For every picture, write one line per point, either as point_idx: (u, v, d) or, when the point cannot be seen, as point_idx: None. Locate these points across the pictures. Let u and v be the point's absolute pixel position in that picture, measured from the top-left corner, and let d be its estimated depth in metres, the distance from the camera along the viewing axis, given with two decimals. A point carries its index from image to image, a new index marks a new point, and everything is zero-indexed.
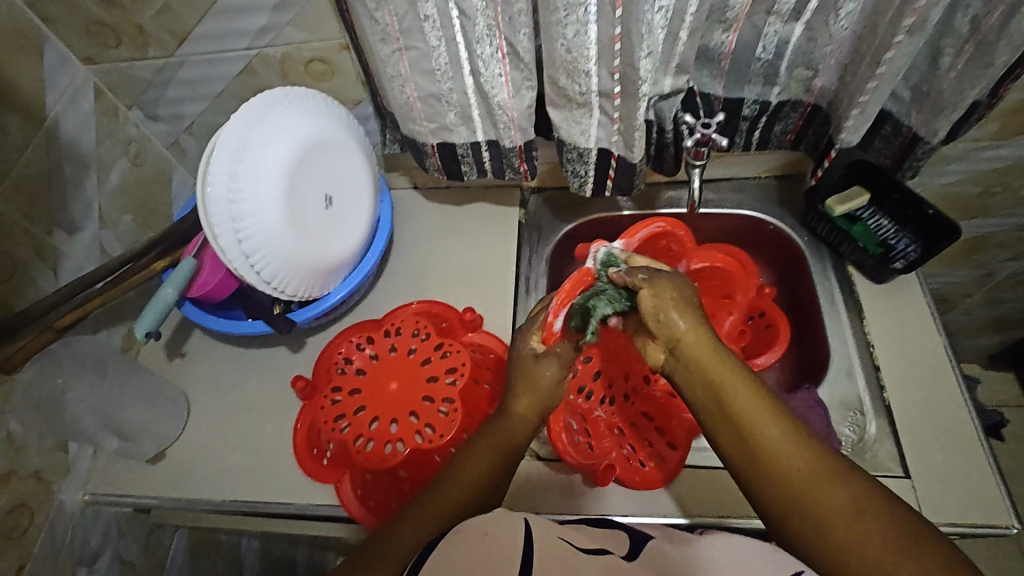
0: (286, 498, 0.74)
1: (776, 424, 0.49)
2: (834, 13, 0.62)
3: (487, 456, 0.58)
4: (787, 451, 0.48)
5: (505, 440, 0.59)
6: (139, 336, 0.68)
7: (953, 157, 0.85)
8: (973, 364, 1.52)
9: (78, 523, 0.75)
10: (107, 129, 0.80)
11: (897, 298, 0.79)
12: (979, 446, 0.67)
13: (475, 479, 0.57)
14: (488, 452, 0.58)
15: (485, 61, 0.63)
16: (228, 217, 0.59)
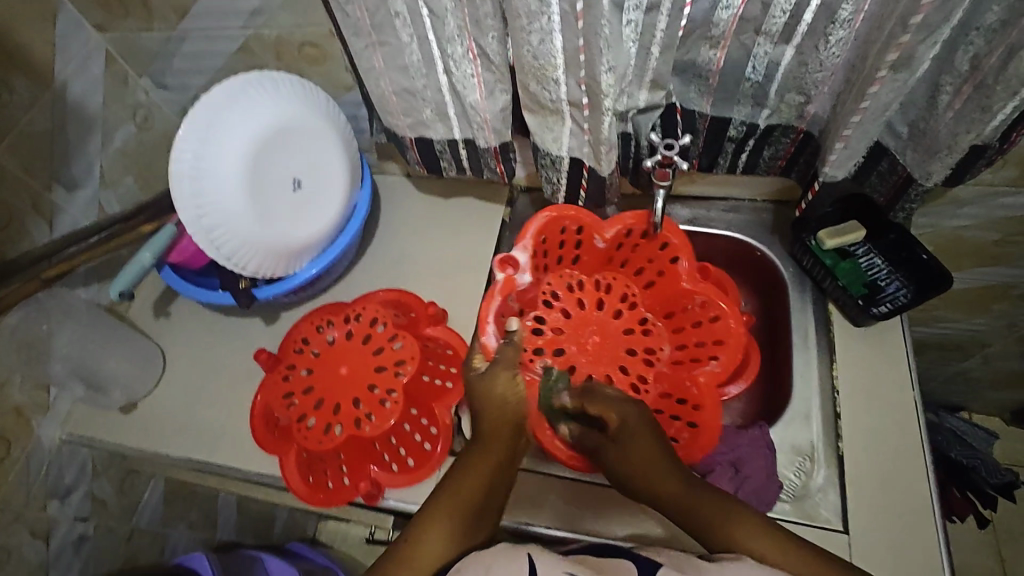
0: (239, 462, 0.78)
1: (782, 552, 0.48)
2: (824, 39, 0.58)
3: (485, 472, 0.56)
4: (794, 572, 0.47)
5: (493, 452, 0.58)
6: (112, 296, 0.72)
7: (968, 199, 0.79)
8: (994, 416, 1.43)
9: (53, 459, 0.81)
10: (115, 95, 0.84)
11: (876, 344, 0.75)
12: (931, 516, 0.65)
13: (475, 485, 0.55)
14: (490, 460, 0.57)
15: (457, 61, 0.64)
16: (190, 193, 0.62)
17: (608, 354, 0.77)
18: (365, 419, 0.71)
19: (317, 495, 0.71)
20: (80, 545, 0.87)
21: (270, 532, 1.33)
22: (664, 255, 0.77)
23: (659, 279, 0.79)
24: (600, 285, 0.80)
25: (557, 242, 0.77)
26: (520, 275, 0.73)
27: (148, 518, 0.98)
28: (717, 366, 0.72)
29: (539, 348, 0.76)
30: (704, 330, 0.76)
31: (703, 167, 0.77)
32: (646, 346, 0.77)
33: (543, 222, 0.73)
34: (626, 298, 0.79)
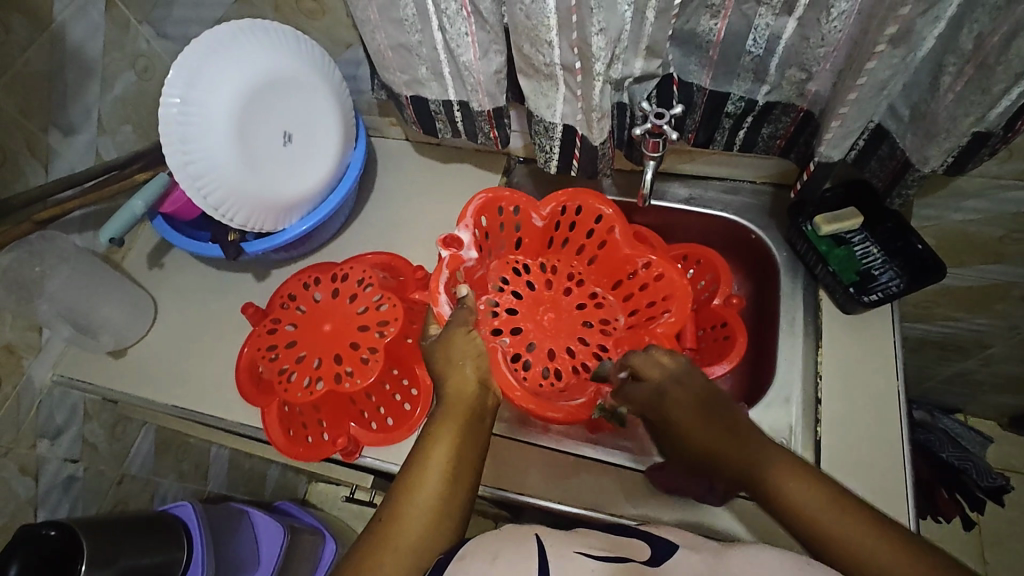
0: (223, 413, 0.80)
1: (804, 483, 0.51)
2: (826, 12, 0.56)
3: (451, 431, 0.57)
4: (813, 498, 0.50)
5: (465, 410, 0.59)
6: (104, 239, 0.74)
7: (972, 191, 0.77)
8: (990, 419, 1.41)
9: (44, 399, 0.82)
10: (117, 42, 0.82)
11: (864, 332, 0.74)
12: (906, 505, 0.64)
13: (448, 445, 0.56)
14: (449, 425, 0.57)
15: (451, 17, 0.63)
16: (177, 138, 0.62)
17: (564, 327, 0.80)
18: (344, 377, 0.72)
19: (295, 447, 0.72)
20: (69, 485, 0.88)
21: (260, 488, 1.36)
22: (601, 228, 0.78)
23: (600, 253, 0.80)
24: (546, 268, 0.82)
25: (496, 226, 0.77)
26: (467, 254, 0.71)
27: (138, 464, 1.01)
28: (669, 319, 0.73)
29: (495, 328, 0.77)
30: (652, 292, 0.77)
31: (699, 142, 0.75)
32: (597, 315, 0.81)
33: (479, 203, 0.73)
34: (572, 277, 0.83)
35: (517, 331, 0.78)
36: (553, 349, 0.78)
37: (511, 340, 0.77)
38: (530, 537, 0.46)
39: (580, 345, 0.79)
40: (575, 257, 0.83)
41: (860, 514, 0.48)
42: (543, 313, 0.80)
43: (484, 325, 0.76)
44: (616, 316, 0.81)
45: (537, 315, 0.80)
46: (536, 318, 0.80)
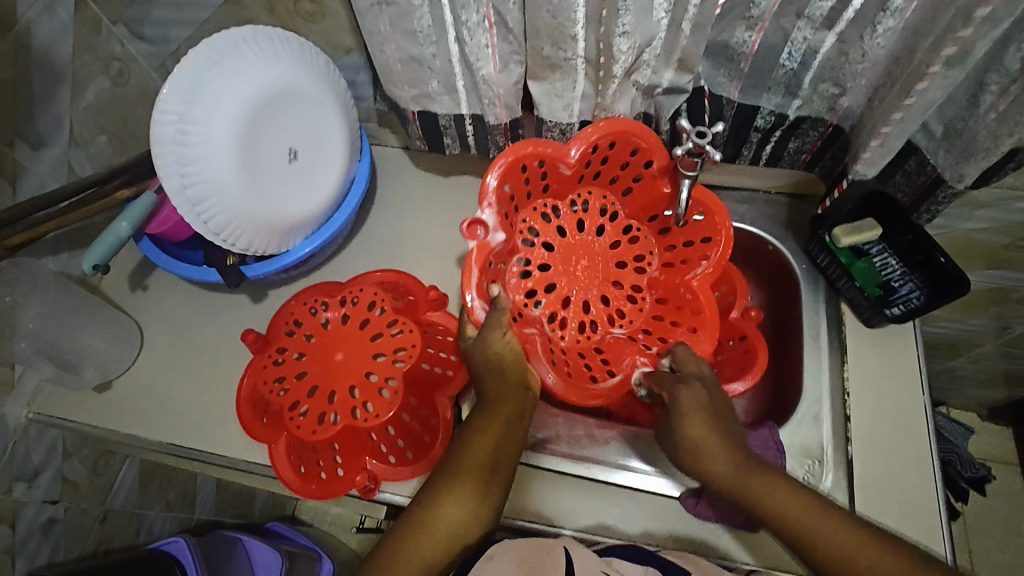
0: (222, 449, 0.74)
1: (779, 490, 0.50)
2: (871, 28, 0.54)
3: (494, 430, 0.56)
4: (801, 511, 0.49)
5: (508, 416, 0.57)
6: (86, 268, 0.67)
7: (985, 202, 0.77)
8: (970, 412, 1.46)
9: (19, 439, 0.75)
10: (88, 44, 0.74)
11: (887, 346, 0.73)
12: (938, 523, 0.64)
13: (489, 442, 0.55)
14: (490, 424, 0.57)
15: (471, 29, 0.58)
16: (174, 160, 0.56)
17: (598, 274, 0.76)
18: (361, 408, 0.67)
19: (308, 485, 0.66)
20: (49, 529, 0.81)
21: (249, 509, 1.30)
22: (636, 159, 0.70)
23: (635, 185, 0.74)
24: (579, 204, 0.75)
25: (520, 184, 0.68)
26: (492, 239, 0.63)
27: (122, 498, 0.94)
28: (707, 270, 0.69)
29: (529, 289, 0.71)
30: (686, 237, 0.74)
31: (726, 156, 0.73)
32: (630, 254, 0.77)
33: (504, 165, 0.63)
34: (605, 211, 0.76)
35: (548, 292, 0.73)
36: (590, 300, 0.75)
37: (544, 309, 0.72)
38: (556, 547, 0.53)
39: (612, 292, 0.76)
40: (608, 188, 0.76)
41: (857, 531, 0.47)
42: (575, 261, 0.75)
43: (517, 291, 0.70)
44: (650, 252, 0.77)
45: (569, 267, 0.75)
46: (567, 273, 0.75)
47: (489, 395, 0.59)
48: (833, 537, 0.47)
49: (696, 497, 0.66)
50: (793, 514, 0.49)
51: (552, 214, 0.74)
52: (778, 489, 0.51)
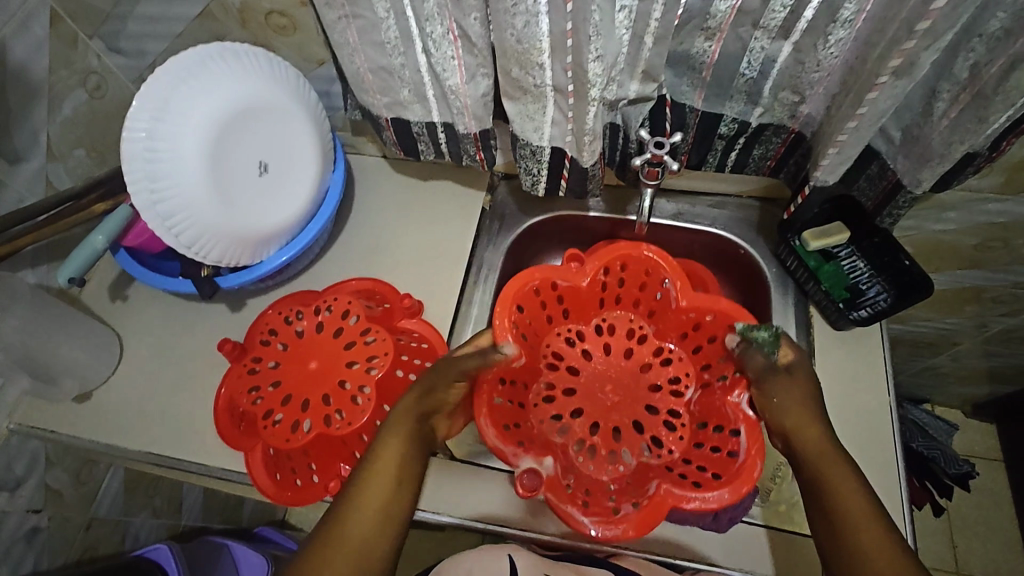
0: (201, 457, 0.75)
1: (856, 495, 0.53)
2: (823, 39, 0.56)
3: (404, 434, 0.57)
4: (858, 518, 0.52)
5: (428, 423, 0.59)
6: (61, 281, 0.67)
7: (951, 204, 0.78)
8: (954, 409, 1.48)
9: (1, 450, 0.76)
10: (64, 59, 0.76)
11: (854, 347, 0.74)
12: (901, 521, 0.66)
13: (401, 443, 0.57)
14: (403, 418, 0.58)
15: (436, 41, 0.59)
16: (143, 176, 0.57)
17: (630, 379, 0.76)
18: (335, 417, 0.68)
19: (284, 492, 0.68)
20: (32, 538, 0.82)
21: (237, 515, 1.31)
22: (546, 290, 0.75)
23: (567, 296, 0.77)
24: (551, 360, 0.76)
25: (497, 414, 0.68)
26: (523, 466, 0.64)
27: (107, 506, 0.95)
28: (677, 291, 0.73)
29: (608, 438, 0.72)
30: (634, 280, 0.78)
31: (692, 163, 0.74)
32: (622, 339, 0.78)
33: (483, 377, 0.66)
34: (567, 340, 0.78)
35: (618, 436, 0.72)
36: (654, 402, 0.74)
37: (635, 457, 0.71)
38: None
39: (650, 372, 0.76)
40: (550, 326, 0.78)
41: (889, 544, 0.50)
42: (605, 389, 0.75)
43: (603, 447, 0.71)
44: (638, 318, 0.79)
45: (603, 401, 0.75)
46: (612, 411, 0.74)
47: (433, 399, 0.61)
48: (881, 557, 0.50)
49: None
50: (852, 513, 0.53)
51: (545, 387, 0.75)
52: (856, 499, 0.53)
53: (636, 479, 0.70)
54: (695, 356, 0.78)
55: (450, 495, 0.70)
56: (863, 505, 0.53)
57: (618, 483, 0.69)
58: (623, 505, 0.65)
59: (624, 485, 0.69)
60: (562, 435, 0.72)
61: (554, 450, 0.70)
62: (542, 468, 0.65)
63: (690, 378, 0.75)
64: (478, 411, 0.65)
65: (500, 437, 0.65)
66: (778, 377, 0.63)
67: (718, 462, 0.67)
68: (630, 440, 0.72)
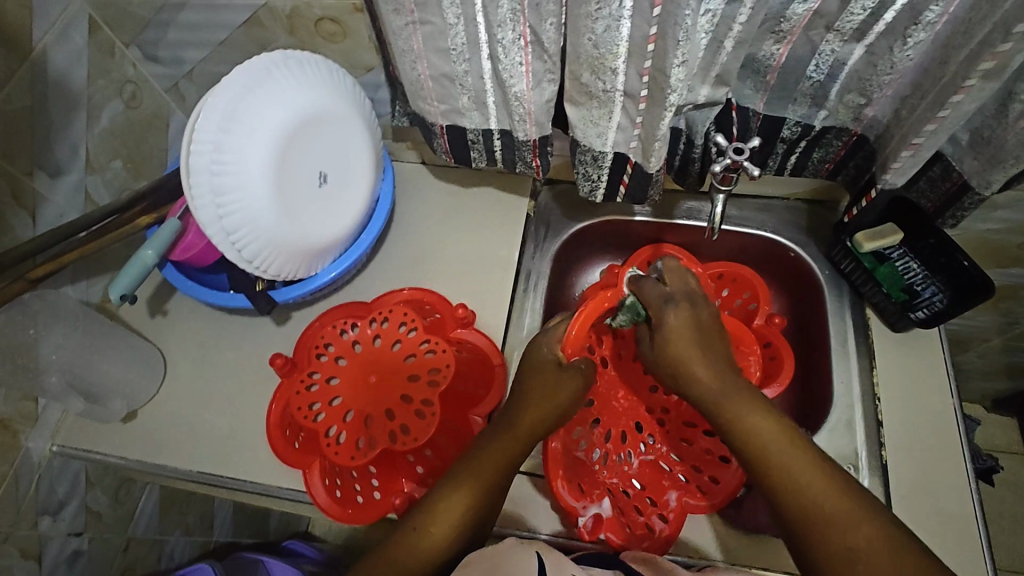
0: (253, 475, 0.73)
1: (795, 457, 0.53)
2: (902, 40, 0.54)
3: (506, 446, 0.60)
4: (811, 488, 0.51)
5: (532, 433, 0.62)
6: (113, 298, 0.65)
7: (1002, 203, 0.78)
8: (976, 404, 1.48)
9: (44, 472, 0.74)
10: (102, 68, 0.74)
11: (913, 349, 0.74)
12: (975, 523, 0.64)
13: (501, 464, 0.59)
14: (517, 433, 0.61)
15: (505, 47, 0.57)
16: (209, 189, 0.55)
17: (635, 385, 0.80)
18: (399, 432, 0.67)
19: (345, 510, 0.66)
20: (74, 561, 0.80)
21: (264, 528, 1.28)
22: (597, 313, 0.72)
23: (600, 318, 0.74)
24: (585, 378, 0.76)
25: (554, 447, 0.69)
26: (588, 511, 0.65)
27: (144, 525, 0.92)
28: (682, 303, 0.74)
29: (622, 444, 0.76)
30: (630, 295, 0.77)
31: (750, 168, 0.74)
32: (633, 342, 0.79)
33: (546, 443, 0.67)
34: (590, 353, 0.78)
35: (624, 438, 0.77)
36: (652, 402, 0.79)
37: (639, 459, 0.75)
38: (528, 551, 0.55)
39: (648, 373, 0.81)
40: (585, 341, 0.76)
41: (855, 511, 0.50)
42: (616, 396, 0.79)
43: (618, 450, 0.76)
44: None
45: (614, 408, 0.79)
46: (623, 416, 0.79)
47: (515, 419, 0.62)
48: (811, 495, 0.51)
49: (736, 509, 0.68)
50: (804, 490, 0.51)
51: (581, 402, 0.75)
52: (804, 464, 0.53)
53: (648, 481, 0.73)
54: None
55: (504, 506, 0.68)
56: (815, 477, 0.52)
57: (634, 486, 0.72)
58: (652, 519, 0.67)
59: (639, 483, 0.72)
60: (585, 447, 0.74)
61: (586, 463, 0.72)
62: (600, 509, 0.66)
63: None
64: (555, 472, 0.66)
65: (570, 492, 0.66)
66: (673, 308, 0.63)
67: (710, 464, 0.71)
68: (634, 443, 0.77)
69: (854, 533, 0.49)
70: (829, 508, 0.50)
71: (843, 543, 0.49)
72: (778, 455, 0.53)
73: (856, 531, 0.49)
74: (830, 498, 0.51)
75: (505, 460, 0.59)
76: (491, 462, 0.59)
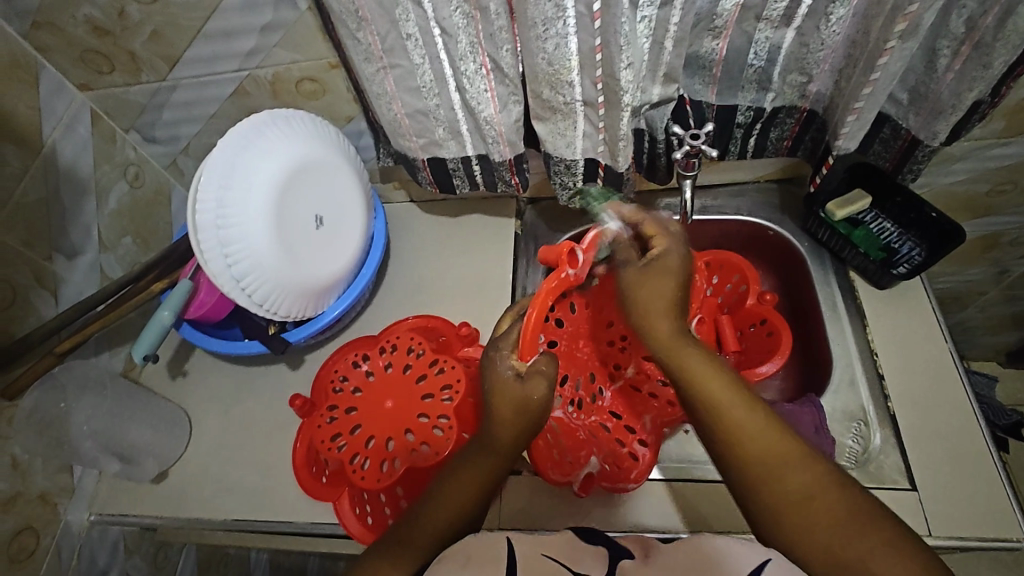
0: (287, 516, 0.75)
1: (749, 413, 0.52)
2: (825, 18, 0.60)
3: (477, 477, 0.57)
4: (755, 437, 0.50)
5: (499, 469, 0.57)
6: (137, 359, 0.69)
7: (959, 155, 0.83)
8: (990, 362, 1.48)
9: (84, 543, 0.76)
10: (106, 154, 0.80)
11: (902, 303, 0.77)
12: (990, 457, 0.66)
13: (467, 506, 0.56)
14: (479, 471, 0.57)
15: (470, 77, 0.63)
16: (216, 243, 0.60)
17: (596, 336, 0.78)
18: (420, 450, 0.70)
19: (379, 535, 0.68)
20: None
21: None
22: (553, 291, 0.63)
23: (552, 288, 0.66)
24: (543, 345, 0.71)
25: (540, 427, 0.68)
26: (577, 476, 0.68)
27: None
28: None
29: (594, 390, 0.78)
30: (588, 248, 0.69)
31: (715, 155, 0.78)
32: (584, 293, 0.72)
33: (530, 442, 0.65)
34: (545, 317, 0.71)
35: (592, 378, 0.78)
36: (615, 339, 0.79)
37: (610, 389, 0.79)
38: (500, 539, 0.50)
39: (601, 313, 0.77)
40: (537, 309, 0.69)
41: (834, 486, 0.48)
42: (579, 344, 0.77)
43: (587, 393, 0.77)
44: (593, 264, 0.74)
45: (575, 355, 0.77)
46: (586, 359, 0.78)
47: (492, 440, 0.57)
48: (762, 450, 0.50)
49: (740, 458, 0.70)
50: (757, 452, 0.50)
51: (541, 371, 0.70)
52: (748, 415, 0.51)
53: (623, 408, 0.77)
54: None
55: (507, 504, 0.70)
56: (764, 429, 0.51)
57: (612, 418, 0.76)
58: (634, 448, 0.71)
59: (615, 414, 0.76)
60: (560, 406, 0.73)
61: (566, 424, 0.73)
62: (590, 469, 0.68)
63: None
64: (542, 464, 0.67)
65: (556, 472, 0.68)
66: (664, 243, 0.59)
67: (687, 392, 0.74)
68: (602, 377, 0.79)
69: (816, 506, 0.48)
70: (772, 452, 0.50)
71: (791, 491, 0.48)
72: (724, 408, 0.52)
73: (807, 476, 0.49)
74: (801, 472, 0.49)
75: (453, 517, 0.55)
76: (456, 494, 0.56)
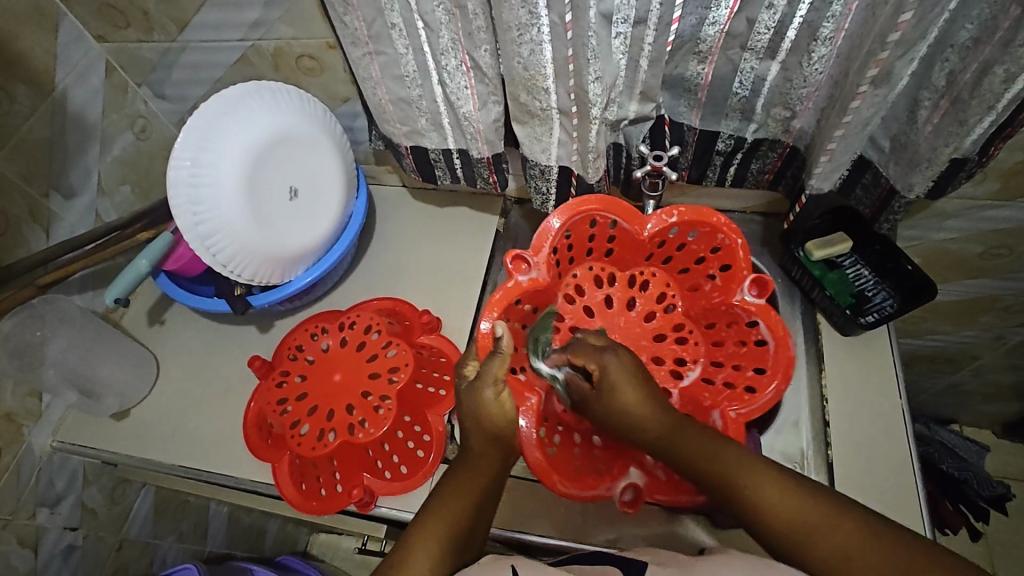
0: (230, 470, 0.78)
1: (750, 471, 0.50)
2: (807, 56, 0.59)
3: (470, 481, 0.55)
4: (773, 495, 0.48)
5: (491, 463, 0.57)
6: (109, 301, 0.73)
7: (951, 212, 0.81)
8: (985, 430, 1.43)
9: (44, 466, 0.81)
10: (115, 105, 0.85)
11: (863, 352, 0.76)
12: (920, 522, 0.66)
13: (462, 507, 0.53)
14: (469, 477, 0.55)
15: (451, 72, 0.65)
16: (187, 199, 0.63)
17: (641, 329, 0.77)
18: (358, 425, 0.71)
19: (309, 501, 0.71)
20: (69, 555, 0.86)
21: (260, 545, 1.31)
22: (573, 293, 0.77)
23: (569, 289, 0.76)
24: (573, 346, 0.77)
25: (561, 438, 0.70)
26: (616, 489, 0.65)
27: (138, 528, 0.97)
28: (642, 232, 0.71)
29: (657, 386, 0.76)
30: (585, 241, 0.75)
31: (693, 178, 0.78)
32: (594, 296, 0.77)
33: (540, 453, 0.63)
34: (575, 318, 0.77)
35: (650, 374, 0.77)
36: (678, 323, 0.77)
37: (678, 389, 0.73)
38: (504, 565, 0.47)
39: (632, 314, 0.77)
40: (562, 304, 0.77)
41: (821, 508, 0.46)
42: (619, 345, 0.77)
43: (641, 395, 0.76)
44: (602, 267, 0.78)
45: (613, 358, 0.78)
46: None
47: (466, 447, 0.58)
48: (793, 512, 0.46)
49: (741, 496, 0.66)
50: (750, 492, 0.49)
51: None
52: (768, 482, 0.48)
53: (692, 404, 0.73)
54: (680, 275, 0.78)
55: None
56: (789, 493, 0.47)
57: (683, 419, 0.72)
58: None
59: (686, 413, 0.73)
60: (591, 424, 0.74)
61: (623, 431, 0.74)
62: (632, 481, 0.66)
63: (672, 290, 0.78)
64: (548, 479, 0.62)
65: (584, 489, 0.64)
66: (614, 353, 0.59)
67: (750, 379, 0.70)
68: (664, 376, 0.74)
69: (852, 555, 0.43)
70: (796, 514, 0.46)
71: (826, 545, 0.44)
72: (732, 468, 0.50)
73: (829, 529, 0.44)
74: (773, 491, 0.48)
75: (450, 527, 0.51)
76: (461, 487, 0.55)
